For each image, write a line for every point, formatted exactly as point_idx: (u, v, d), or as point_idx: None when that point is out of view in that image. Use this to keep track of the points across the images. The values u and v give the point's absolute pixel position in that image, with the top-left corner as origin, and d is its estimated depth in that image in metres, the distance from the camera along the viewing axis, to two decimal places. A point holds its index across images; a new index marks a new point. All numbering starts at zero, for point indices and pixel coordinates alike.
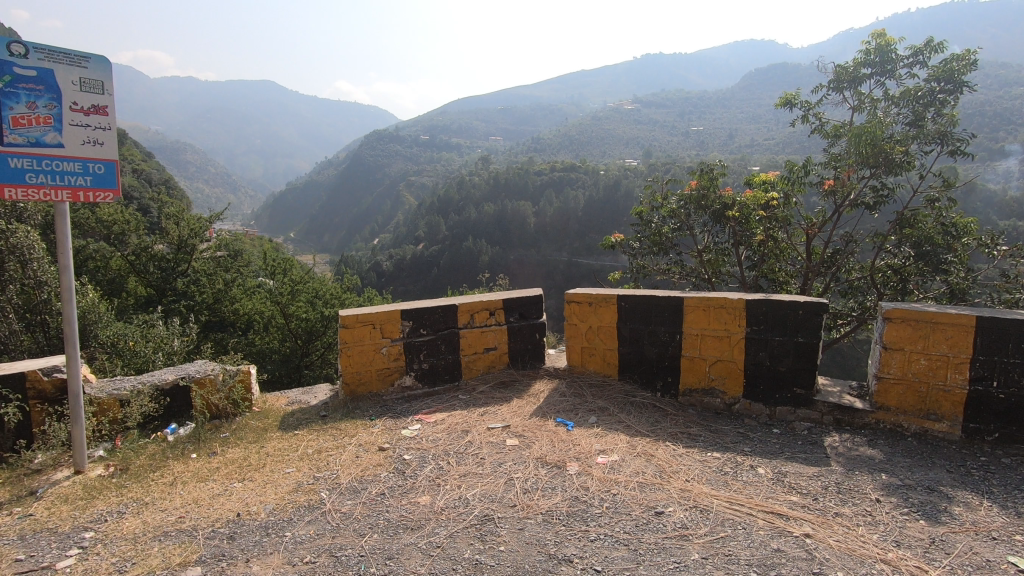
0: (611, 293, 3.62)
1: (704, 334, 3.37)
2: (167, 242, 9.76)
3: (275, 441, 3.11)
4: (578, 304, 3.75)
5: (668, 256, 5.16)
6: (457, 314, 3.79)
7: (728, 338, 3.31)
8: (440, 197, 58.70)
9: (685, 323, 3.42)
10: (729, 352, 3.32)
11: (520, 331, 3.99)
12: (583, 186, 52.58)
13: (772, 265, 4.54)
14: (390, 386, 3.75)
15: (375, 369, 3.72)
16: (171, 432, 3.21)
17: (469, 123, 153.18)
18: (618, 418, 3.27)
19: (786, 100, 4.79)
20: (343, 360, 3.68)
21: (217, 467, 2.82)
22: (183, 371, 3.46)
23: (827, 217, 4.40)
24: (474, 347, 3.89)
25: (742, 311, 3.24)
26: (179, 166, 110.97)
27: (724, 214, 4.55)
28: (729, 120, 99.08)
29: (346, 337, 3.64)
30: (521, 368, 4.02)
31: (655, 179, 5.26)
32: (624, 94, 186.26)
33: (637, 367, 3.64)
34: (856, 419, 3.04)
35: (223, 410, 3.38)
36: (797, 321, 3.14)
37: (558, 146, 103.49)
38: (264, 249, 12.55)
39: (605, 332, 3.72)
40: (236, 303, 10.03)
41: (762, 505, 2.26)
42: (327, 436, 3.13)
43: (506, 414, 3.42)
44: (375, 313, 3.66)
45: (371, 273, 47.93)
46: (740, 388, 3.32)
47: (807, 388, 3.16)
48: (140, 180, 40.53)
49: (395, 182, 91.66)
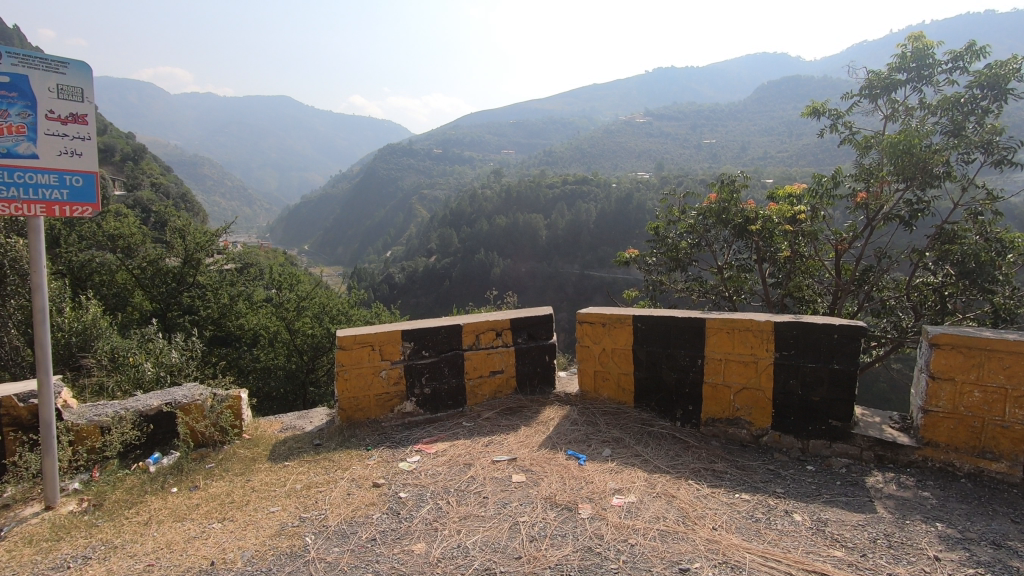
0: (626, 314, 3.38)
1: (728, 358, 3.10)
2: (175, 255, 9.63)
3: (262, 474, 2.87)
4: (591, 325, 3.50)
5: (685, 274, 4.92)
6: (462, 334, 3.57)
7: (755, 364, 3.05)
8: (453, 210, 58.85)
9: (707, 345, 3.16)
10: (756, 379, 3.05)
11: (529, 353, 3.73)
12: (595, 200, 52.39)
13: (799, 282, 4.22)
14: (389, 412, 3.52)
15: (373, 394, 3.50)
16: (153, 462, 2.98)
17: (481, 137, 154.87)
18: (635, 451, 3.00)
19: (811, 109, 4.51)
20: (340, 384, 3.46)
21: (196, 505, 2.59)
22: (169, 396, 3.23)
23: (858, 232, 4.08)
24: (479, 369, 3.65)
25: (770, 335, 2.98)
26: (196, 179, 112.92)
27: (746, 228, 4.23)
28: (741, 132, 98.73)
29: (342, 360, 3.43)
30: (529, 394, 3.76)
31: (671, 192, 5.01)
32: (635, 108, 186.56)
33: (654, 394, 3.38)
34: (900, 456, 2.74)
35: (209, 438, 3.16)
36: (831, 346, 2.87)
37: (571, 159, 104.05)
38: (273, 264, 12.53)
39: (620, 355, 3.46)
40: (242, 319, 9.85)
41: (803, 563, 1.97)
42: (318, 469, 2.89)
43: (513, 444, 3.16)
44: (374, 334, 3.43)
45: (383, 285, 47.94)
46: (768, 420, 3.04)
47: (843, 420, 2.88)
48: (158, 194, 41.54)
49: (408, 195, 92.52)
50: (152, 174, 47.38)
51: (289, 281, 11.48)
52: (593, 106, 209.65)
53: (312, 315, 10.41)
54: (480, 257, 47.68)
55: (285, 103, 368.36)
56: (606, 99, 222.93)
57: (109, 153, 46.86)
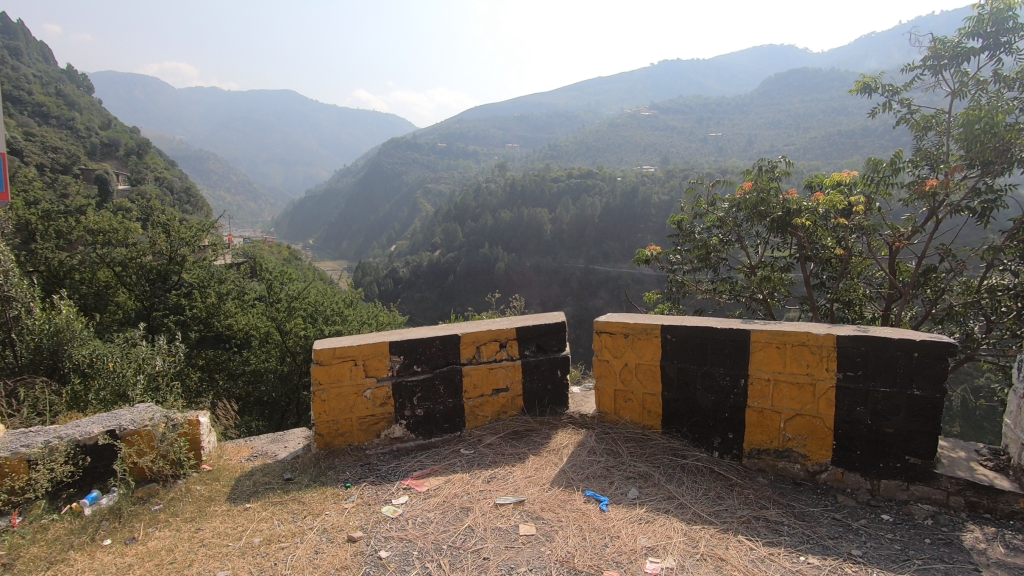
0: (653, 324, 2.88)
1: (779, 379, 2.60)
2: (159, 252, 9.14)
3: (217, 520, 2.38)
4: (611, 336, 3.01)
5: (713, 273, 4.42)
6: (460, 346, 3.07)
7: (812, 387, 2.54)
8: (457, 204, 58.35)
9: (752, 363, 2.66)
10: (815, 406, 2.54)
11: (539, 367, 3.22)
12: (600, 193, 51.88)
13: (849, 286, 3.70)
14: (375, 438, 3.02)
15: (356, 417, 2.99)
16: (90, 502, 2.51)
17: (486, 131, 154.03)
18: (667, 492, 2.49)
19: (861, 84, 4.04)
20: (316, 407, 2.96)
21: (128, 566, 2.08)
22: (114, 421, 2.73)
23: (919, 225, 3.50)
24: (481, 388, 3.15)
25: (829, 351, 2.48)
26: (201, 174, 113.06)
27: (789, 222, 3.68)
28: (747, 125, 97.67)
29: (320, 377, 2.92)
30: (538, 415, 3.25)
31: (698, 181, 4.50)
32: (641, 100, 185.28)
33: (686, 418, 2.87)
34: (999, 505, 2.24)
35: (159, 473, 2.65)
36: (908, 368, 2.35)
37: (576, 153, 103.37)
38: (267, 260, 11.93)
39: (646, 373, 2.95)
40: (231, 319, 9.23)
41: None
42: (284, 514, 2.40)
43: (520, 482, 2.64)
44: (357, 346, 2.93)
45: (387, 280, 46.94)
46: (827, 453, 2.53)
47: (924, 458, 2.36)
48: (162, 189, 41.41)
49: (412, 190, 92.32)
50: (155, 169, 47.16)
51: (281, 279, 10.82)
52: (598, 99, 208.54)
53: (304, 316, 9.84)
54: (484, 252, 47.24)
55: (290, 97, 367.47)
56: (611, 92, 221.89)
57: (113, 147, 46.65)
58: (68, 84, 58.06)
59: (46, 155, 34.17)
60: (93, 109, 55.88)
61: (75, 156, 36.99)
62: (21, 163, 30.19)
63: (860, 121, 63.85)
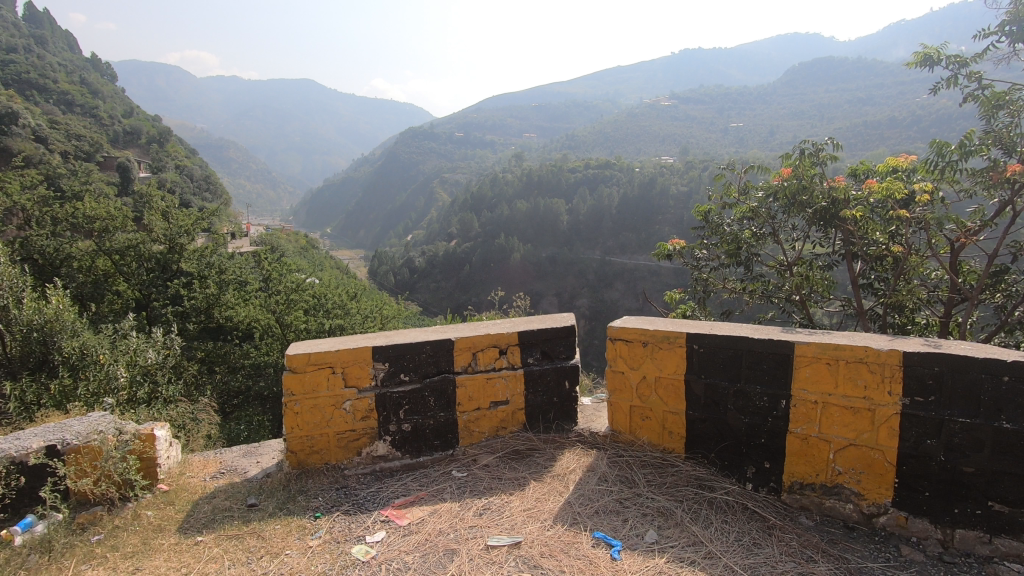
0: (674, 331, 2.48)
1: (827, 403, 2.19)
2: (159, 240, 8.93)
3: (156, 558, 2.02)
4: (626, 343, 2.61)
5: (742, 271, 4.00)
6: (454, 352, 2.70)
7: (870, 414, 2.11)
8: (473, 193, 57.82)
9: (796, 381, 2.25)
10: (873, 435, 2.12)
11: (544, 378, 2.82)
12: (618, 184, 51.26)
13: (906, 289, 3.22)
14: (355, 456, 2.66)
15: (334, 432, 2.63)
16: (20, 531, 2.17)
17: (504, 121, 152.99)
18: (691, 536, 2.08)
19: (921, 56, 3.68)
20: (287, 421, 2.60)
21: None
22: (55, 435, 2.38)
23: (991, 220, 3.02)
24: (477, 401, 2.76)
25: (890, 367, 2.06)
26: (222, 162, 114.07)
27: (833, 214, 3.24)
28: (769, 115, 95.44)
29: (292, 386, 2.56)
30: (543, 431, 2.86)
31: (728, 167, 4.09)
32: (660, 89, 182.43)
33: (715, 443, 2.46)
34: None
35: (104, 495, 2.30)
36: (996, 395, 1.90)
37: (594, 143, 102.23)
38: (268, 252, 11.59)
39: (667, 388, 2.55)
40: (230, 311, 8.92)
41: None
42: (234, 553, 2.04)
43: (517, 517, 2.24)
44: (335, 351, 2.57)
45: (403, 269, 46.49)
46: (883, 491, 2.11)
47: (1015, 505, 1.90)
48: (182, 177, 41.56)
49: (429, 179, 92.05)
50: (176, 157, 47.36)
51: (278, 271, 10.71)
52: (616, 88, 205.96)
53: (305, 310, 9.73)
54: (500, 242, 46.78)
55: (308, 87, 369.67)
56: (631, 81, 219.13)
57: (135, 135, 46.89)
58: (91, 73, 58.54)
59: (70, 142, 34.41)
60: (116, 97, 56.22)
61: (98, 144, 37.22)
62: (45, 150, 30.37)
63: (888, 112, 61.98)
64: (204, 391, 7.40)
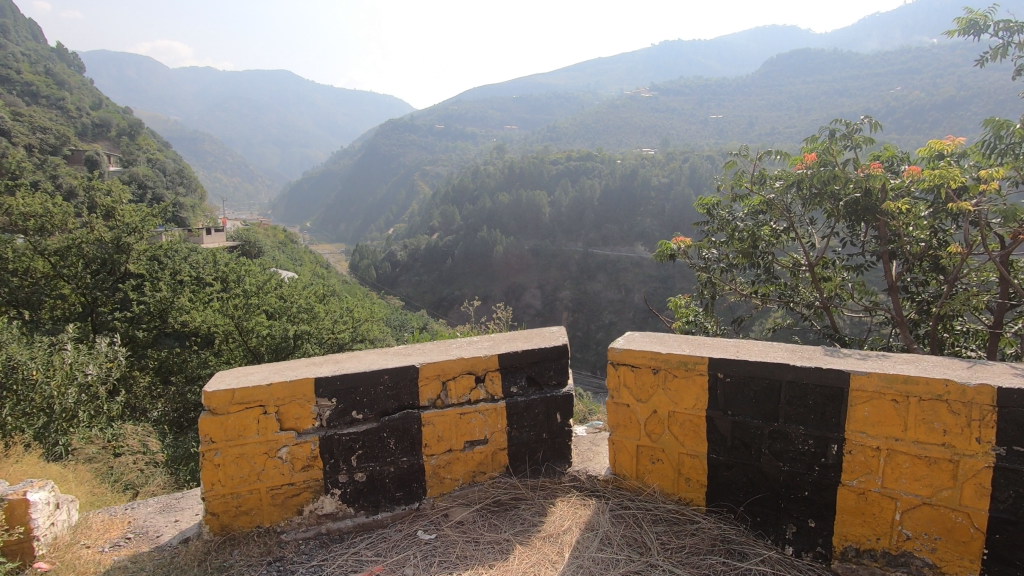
0: (694, 355, 1.98)
1: (898, 446, 1.70)
2: (104, 240, 8.20)
3: None
4: (631, 369, 2.11)
5: (755, 275, 3.61)
6: (419, 382, 2.16)
7: (952, 466, 1.63)
8: (454, 186, 57.00)
9: (855, 421, 1.76)
10: (955, 493, 1.63)
11: (532, 411, 2.31)
12: (600, 175, 50.86)
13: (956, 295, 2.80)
14: (295, 515, 2.12)
15: (266, 489, 2.08)
16: None
17: (485, 113, 151.30)
18: None
19: (967, 22, 3.55)
20: (206, 476, 2.03)
21: None
22: None
23: None
24: (451, 439, 2.23)
25: (985, 397, 1.57)
26: (197, 156, 110.96)
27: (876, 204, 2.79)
28: (749, 105, 95.55)
29: (212, 431, 2.00)
30: (529, 475, 2.35)
31: (740, 154, 3.68)
32: (640, 81, 182.10)
33: (743, 494, 1.98)
34: None
35: None
36: None
37: (576, 136, 101.67)
38: (222, 252, 10.91)
39: (687, 425, 2.05)
40: (184, 315, 8.34)
41: None
42: None
43: None
44: (266, 387, 2.02)
45: (384, 263, 45.50)
46: (974, 563, 1.62)
47: None
48: (154, 170, 39.99)
49: (409, 172, 90.70)
50: (148, 150, 45.55)
51: (236, 272, 10.38)
52: (597, 80, 204.80)
53: (264, 312, 9.20)
54: (483, 235, 46.14)
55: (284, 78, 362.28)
56: (611, 72, 219.01)
57: (104, 128, 44.95)
58: (57, 63, 56.06)
59: (34, 135, 32.75)
60: (83, 87, 54.06)
61: (64, 137, 35.57)
62: (7, 143, 28.82)
63: (864, 102, 62.36)
64: (149, 405, 6.92)
